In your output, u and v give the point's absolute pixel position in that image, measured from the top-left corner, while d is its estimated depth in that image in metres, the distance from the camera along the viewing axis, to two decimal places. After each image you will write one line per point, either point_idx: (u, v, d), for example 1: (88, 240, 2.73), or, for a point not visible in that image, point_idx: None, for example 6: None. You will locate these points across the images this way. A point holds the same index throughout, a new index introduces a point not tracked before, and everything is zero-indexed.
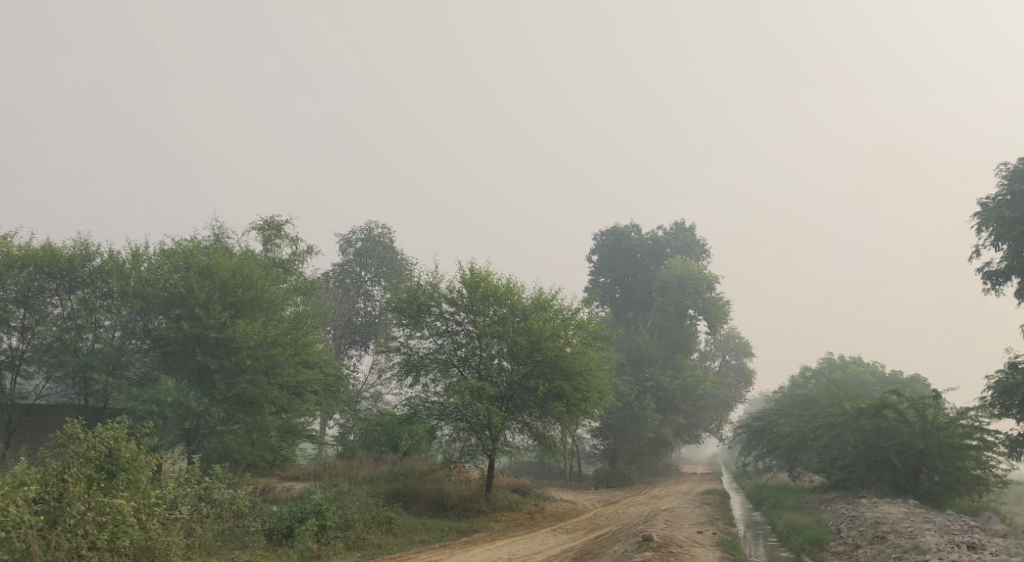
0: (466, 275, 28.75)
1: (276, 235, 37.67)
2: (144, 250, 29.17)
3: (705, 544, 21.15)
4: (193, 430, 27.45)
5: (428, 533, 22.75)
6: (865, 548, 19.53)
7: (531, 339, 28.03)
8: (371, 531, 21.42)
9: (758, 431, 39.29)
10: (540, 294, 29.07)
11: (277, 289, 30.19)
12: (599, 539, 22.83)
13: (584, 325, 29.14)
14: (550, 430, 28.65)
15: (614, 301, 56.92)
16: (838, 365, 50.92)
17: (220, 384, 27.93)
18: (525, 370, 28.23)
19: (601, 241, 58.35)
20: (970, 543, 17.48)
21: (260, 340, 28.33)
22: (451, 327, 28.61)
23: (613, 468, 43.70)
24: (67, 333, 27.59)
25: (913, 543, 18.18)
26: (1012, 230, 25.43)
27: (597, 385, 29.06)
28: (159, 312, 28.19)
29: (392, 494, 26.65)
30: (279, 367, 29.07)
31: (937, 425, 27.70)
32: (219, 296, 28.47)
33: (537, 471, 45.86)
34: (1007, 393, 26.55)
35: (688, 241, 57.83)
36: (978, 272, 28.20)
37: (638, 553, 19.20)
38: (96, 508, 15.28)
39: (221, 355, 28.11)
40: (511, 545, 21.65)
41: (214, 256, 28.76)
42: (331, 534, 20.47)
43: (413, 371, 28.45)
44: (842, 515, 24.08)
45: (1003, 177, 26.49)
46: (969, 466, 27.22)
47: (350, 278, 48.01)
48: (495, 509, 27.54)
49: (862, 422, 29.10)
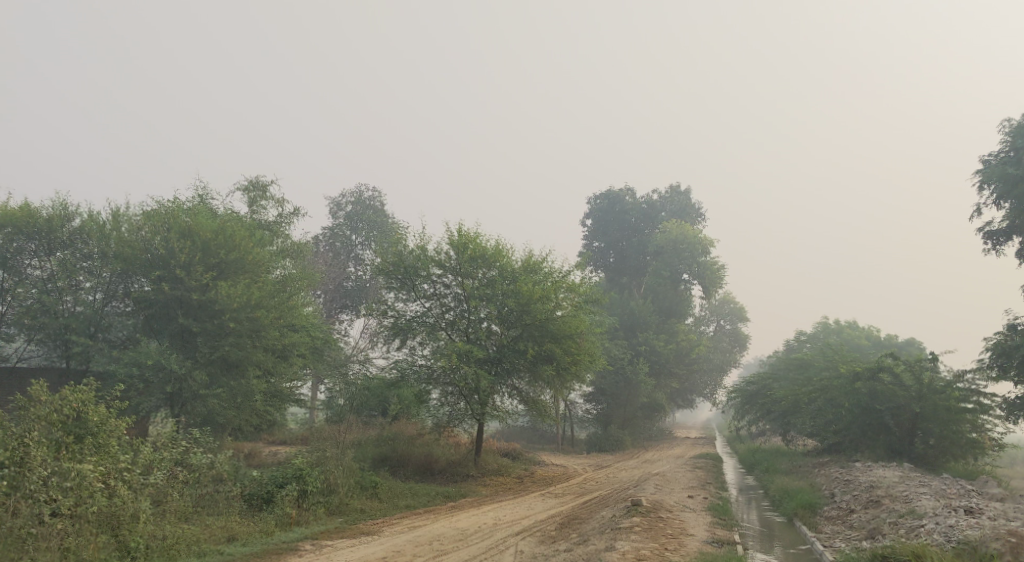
0: (454, 237, 27.99)
1: (262, 197, 36.84)
2: (125, 211, 28.35)
3: (696, 510, 20.62)
4: (177, 394, 26.84)
5: (415, 499, 22.26)
6: (860, 513, 19.07)
7: (521, 302, 27.41)
8: (355, 496, 21.00)
9: (752, 395, 38.91)
10: (530, 256, 28.35)
11: (262, 251, 29.45)
12: (588, 504, 22.36)
13: (576, 287, 28.54)
14: (540, 394, 28.22)
15: (609, 266, 56.29)
16: (832, 330, 50.56)
17: (204, 347, 27.22)
18: (514, 334, 27.68)
19: (595, 205, 57.53)
20: (968, 508, 16.98)
21: (244, 303, 27.60)
22: (439, 290, 27.94)
23: (606, 432, 43.35)
24: (46, 296, 26.90)
25: (909, 508, 17.69)
26: (1015, 188, 24.71)
27: (589, 348, 28.52)
28: (141, 275, 27.40)
29: (379, 460, 26.22)
30: (264, 330, 28.39)
31: (934, 388, 27.11)
32: (201, 258, 27.70)
33: (530, 435, 45.59)
34: (1005, 354, 26.07)
35: (682, 205, 57.00)
36: (978, 232, 27.52)
37: (627, 518, 18.66)
38: (60, 473, 14.84)
39: (204, 318, 27.48)
40: (499, 511, 21.15)
41: (195, 217, 27.95)
42: (312, 499, 19.97)
43: (400, 335, 27.85)
44: (836, 479, 23.68)
45: (1006, 133, 25.72)
46: (965, 429, 26.86)
47: (340, 243, 47.22)
48: (484, 474, 27.22)
49: (857, 386, 28.58)
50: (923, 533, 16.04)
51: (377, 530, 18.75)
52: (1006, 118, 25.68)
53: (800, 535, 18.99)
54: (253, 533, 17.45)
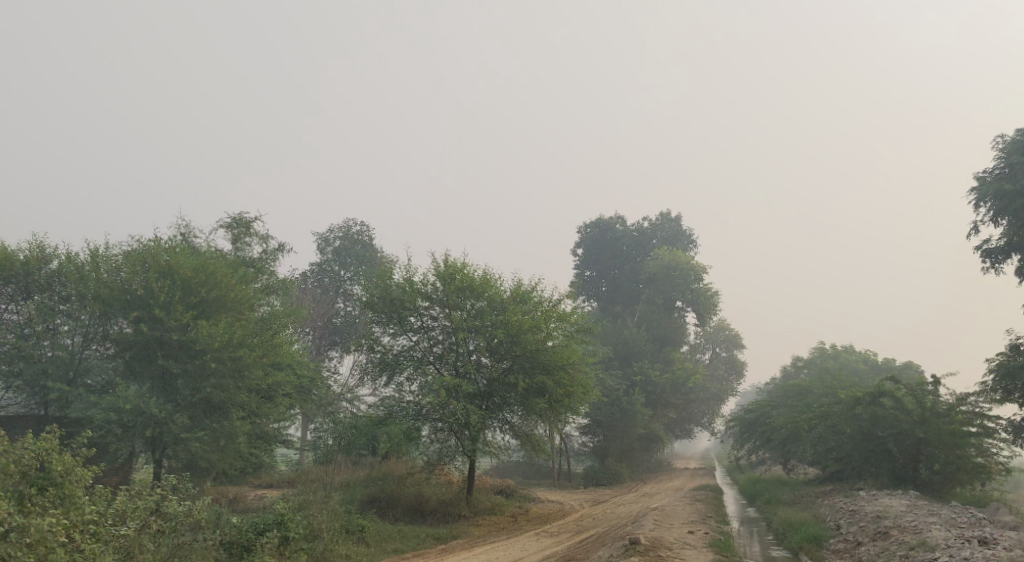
0: (441, 267, 27.37)
1: (246, 233, 36.20)
2: (105, 251, 27.29)
3: (697, 546, 19.78)
4: (158, 439, 26.01)
5: (404, 542, 21.36)
6: (868, 545, 18.23)
7: (510, 333, 26.71)
8: (341, 541, 20.08)
9: (751, 424, 38.04)
10: (519, 285, 27.70)
11: (245, 288, 28.78)
12: (584, 543, 21.47)
13: (567, 317, 27.86)
14: (533, 428, 27.44)
15: (601, 295, 55.72)
16: (830, 354, 49.89)
17: (185, 389, 26.36)
18: (505, 366, 26.95)
19: (586, 234, 57.09)
20: (982, 538, 16.15)
21: (226, 342, 26.79)
22: (427, 323, 27.20)
23: (603, 466, 42.40)
24: (23, 341, 26.03)
25: (919, 539, 16.84)
26: (1012, 204, 24.27)
27: (581, 380, 27.81)
28: (120, 316, 26.53)
29: (368, 501, 25.30)
30: (247, 370, 27.55)
31: (936, 412, 26.50)
32: (181, 297, 26.89)
33: (525, 471, 44.60)
34: (1009, 376, 25.39)
35: (675, 231, 56.57)
36: (977, 250, 27.02)
37: (624, 559, 17.76)
38: (17, 529, 14.07)
39: (185, 358, 26.55)
40: (491, 553, 20.26)
41: (176, 255, 27.18)
42: (294, 546, 19.17)
43: (387, 370, 26.89)
44: (840, 509, 22.84)
45: (1000, 149, 25.35)
46: (971, 454, 26.06)
47: (328, 278, 46.53)
48: (476, 513, 26.32)
49: (858, 411, 27.86)
50: None
51: None
52: (1000, 133, 25.34)
53: None
54: None
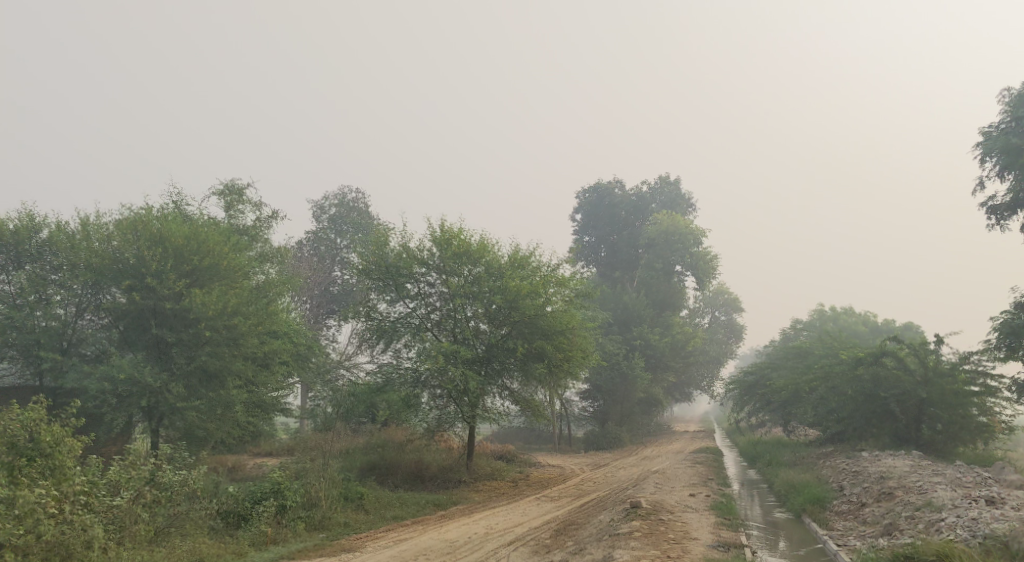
0: (437, 233, 26.91)
1: (239, 201, 35.67)
2: (96, 220, 26.81)
3: (698, 509, 19.57)
4: (154, 409, 25.79)
5: (403, 508, 21.15)
6: (872, 507, 18.01)
7: (508, 299, 26.32)
8: (339, 509, 19.84)
9: (751, 386, 37.86)
10: (517, 251, 27.26)
11: (239, 256, 28.36)
12: (585, 507, 21.31)
13: (566, 282, 27.49)
14: (532, 393, 27.24)
15: (600, 260, 55.31)
16: (829, 316, 49.73)
17: (179, 358, 26.06)
18: (503, 332, 26.61)
19: (585, 198, 56.50)
20: (989, 498, 15.89)
21: (220, 310, 26.41)
22: (424, 290, 26.76)
23: (603, 430, 42.35)
24: (15, 312, 25.42)
25: (925, 500, 16.62)
26: (1019, 158, 23.79)
27: (580, 344, 27.59)
28: (112, 285, 26.08)
29: (368, 468, 24.99)
30: (242, 339, 27.16)
31: (939, 371, 26.26)
32: (174, 265, 26.49)
33: (525, 436, 44.58)
34: (1013, 334, 25.08)
35: (674, 195, 56.03)
36: (982, 207, 26.59)
37: (625, 523, 17.48)
38: (5, 501, 14.02)
39: (179, 327, 26.23)
40: (491, 518, 20.05)
41: (167, 222, 26.70)
42: (292, 515, 18.87)
43: (385, 337, 26.72)
44: (843, 471, 22.66)
45: (1006, 103, 24.80)
46: (973, 413, 25.90)
47: (324, 247, 45.98)
48: (477, 479, 26.20)
49: (860, 372, 27.52)
50: (945, 528, 14.92)
51: (360, 546, 17.72)
52: (1007, 86, 24.79)
53: (811, 533, 17.89)
54: (223, 555, 16.45)
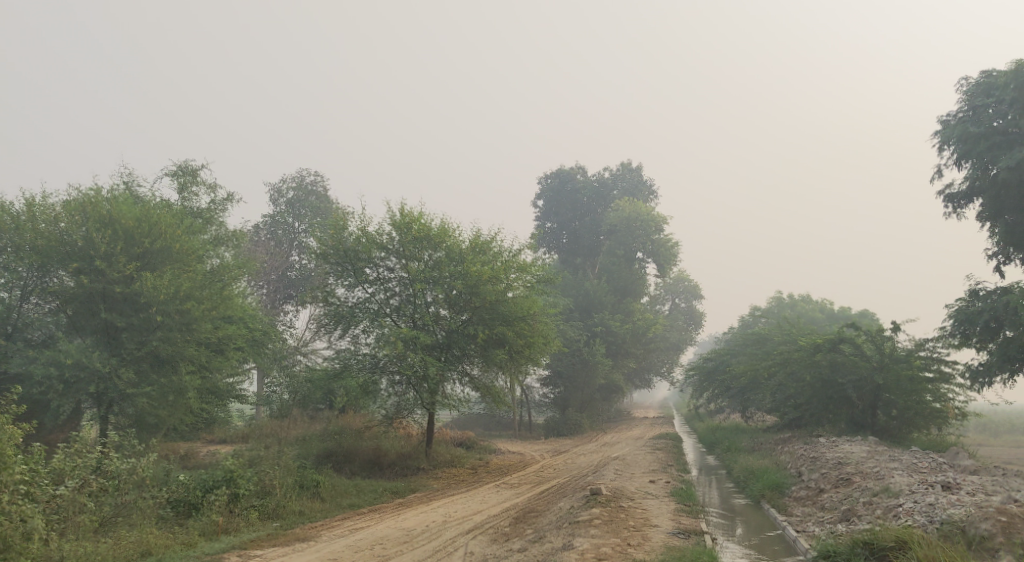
0: (396, 217, 26.43)
1: (192, 182, 34.75)
2: (41, 200, 25.84)
3: (658, 496, 19.48)
4: (103, 395, 25.05)
5: (361, 496, 20.78)
6: (830, 492, 18.07)
7: (469, 284, 26.02)
8: (294, 497, 19.36)
9: (710, 372, 38.06)
10: (478, 235, 26.92)
11: (192, 239, 27.61)
12: (545, 495, 21.15)
13: (527, 268, 27.30)
14: (493, 380, 26.95)
15: (561, 247, 55.17)
16: (787, 304, 50.24)
17: (129, 343, 25.34)
18: (464, 317, 26.30)
19: (547, 184, 56.23)
20: (945, 483, 16.03)
21: (172, 294, 25.68)
22: (383, 275, 26.29)
23: (564, 416, 42.31)
24: None
25: (883, 485, 16.71)
26: (976, 148, 24.05)
27: (541, 330, 27.42)
28: (58, 268, 25.13)
29: (324, 455, 24.52)
30: (195, 324, 26.47)
31: (895, 357, 26.47)
32: (123, 248, 25.68)
33: (485, 422, 44.36)
34: (968, 322, 25.24)
35: (635, 182, 56.06)
36: (939, 195, 26.86)
37: (585, 510, 17.30)
38: None
39: (129, 312, 25.47)
40: (450, 506, 19.76)
41: (117, 204, 25.89)
42: (244, 504, 18.39)
43: (342, 323, 26.08)
44: (801, 456, 22.79)
45: (963, 93, 25.08)
46: (927, 399, 26.24)
47: (281, 231, 45.04)
48: (436, 466, 25.91)
49: (817, 358, 27.77)
50: (903, 513, 15.00)
51: (314, 535, 17.34)
52: (965, 76, 25.08)
53: (770, 519, 17.92)
54: (171, 546, 15.95)
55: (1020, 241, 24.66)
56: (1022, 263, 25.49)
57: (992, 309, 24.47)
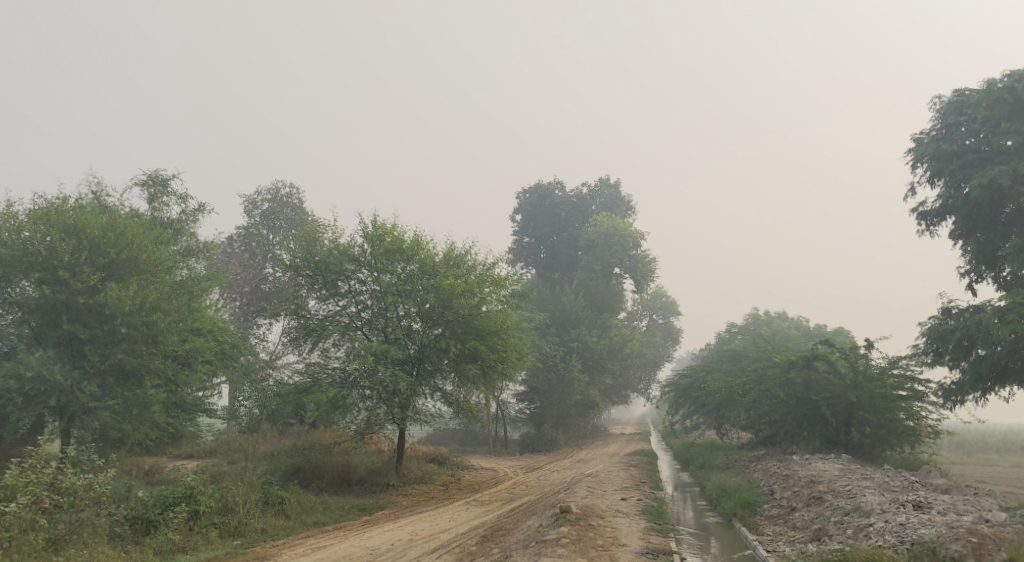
0: (369, 229, 26.08)
1: (163, 192, 34.19)
2: (5, 208, 25.25)
3: (629, 514, 19.19)
4: (66, 409, 24.43)
5: (327, 513, 20.30)
6: (802, 511, 17.87)
7: (442, 298, 25.68)
8: (258, 513, 18.90)
9: (686, 389, 37.90)
10: (451, 248, 26.65)
11: (161, 250, 27.09)
12: (515, 512, 20.80)
13: (502, 281, 27.01)
14: (466, 395, 26.57)
15: (539, 262, 54.97)
16: (763, 320, 50.28)
17: (93, 355, 24.67)
18: (437, 331, 25.97)
19: (525, 199, 56.10)
20: (916, 502, 15.87)
21: (138, 306, 25.10)
22: (355, 288, 25.90)
23: (539, 432, 41.95)
24: None
25: (854, 504, 16.52)
26: (949, 165, 24.12)
27: (515, 345, 27.14)
28: (21, 277, 24.52)
29: (292, 471, 24.03)
30: (162, 336, 25.90)
31: (868, 376, 26.42)
32: (88, 258, 25.08)
33: (460, 438, 43.89)
34: (940, 339, 25.39)
35: (613, 197, 56.01)
36: (912, 213, 26.90)
37: (554, 529, 16.98)
38: None
39: (93, 323, 24.77)
40: (417, 524, 19.35)
41: (84, 213, 25.34)
42: (204, 521, 17.94)
43: (311, 336, 25.61)
44: (774, 474, 22.61)
45: (936, 111, 25.21)
46: (901, 417, 26.16)
47: (256, 242, 44.52)
48: (406, 483, 25.47)
49: (791, 375, 27.78)
50: (873, 533, 14.80)
51: (275, 554, 16.89)
52: (937, 95, 25.22)
53: (741, 538, 17.67)
54: None
55: (992, 259, 24.76)
56: (994, 281, 25.56)
57: (964, 327, 24.44)
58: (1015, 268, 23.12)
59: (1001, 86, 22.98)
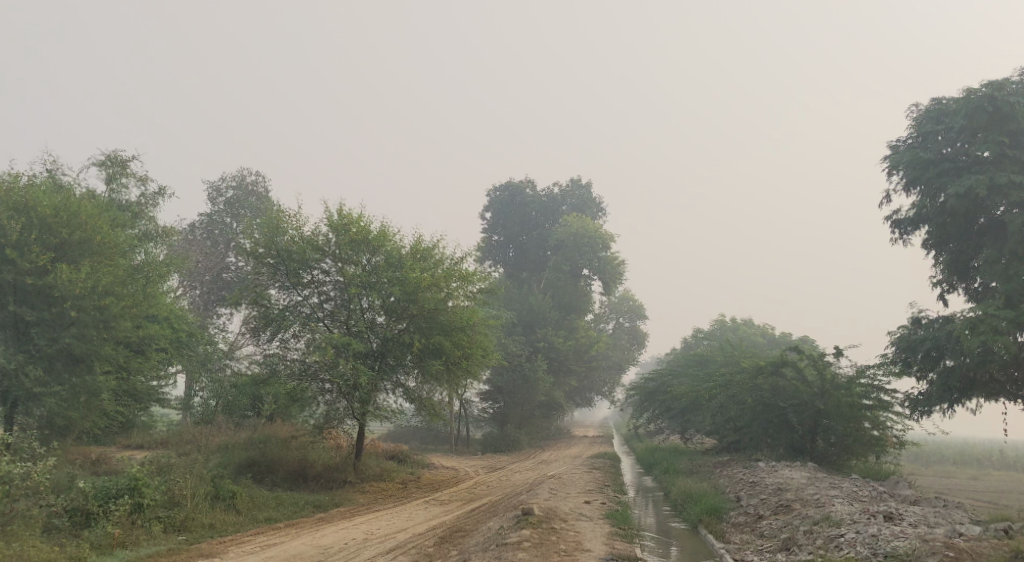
0: (334, 218, 25.26)
1: (122, 173, 32.90)
2: None
3: (593, 518, 18.61)
4: (9, 394, 23.29)
5: (280, 509, 19.50)
6: (770, 519, 17.47)
7: (407, 291, 24.99)
8: (206, 507, 18.06)
9: (651, 393, 37.51)
10: (419, 241, 25.98)
11: (116, 233, 26.00)
12: (475, 513, 20.17)
13: (469, 277, 26.38)
14: (429, 392, 25.88)
15: (508, 260, 54.35)
16: (730, 327, 50.16)
17: (40, 339, 23.36)
18: (401, 326, 25.23)
19: (496, 197, 55.44)
20: (886, 513, 15.54)
21: (90, 289, 23.99)
22: (318, 279, 25.08)
23: (502, 432, 41.36)
24: None
25: (823, 514, 16.14)
26: (926, 173, 23.94)
27: (480, 342, 26.50)
28: None
29: (246, 465, 23.16)
30: (114, 322, 24.78)
31: (836, 385, 26.09)
32: (39, 237, 23.97)
33: (422, 436, 43.14)
34: (909, 349, 25.18)
35: (584, 198, 55.62)
36: (886, 222, 26.71)
37: (515, 532, 16.36)
38: None
39: (41, 306, 23.57)
40: (373, 523, 18.64)
41: (37, 191, 24.27)
42: (149, 515, 17.06)
43: (271, 327, 24.59)
44: (740, 481, 22.23)
45: (913, 119, 25.06)
46: (866, 426, 25.96)
47: (218, 231, 43.47)
48: (364, 479, 24.76)
49: (760, 381, 27.47)
50: (845, 544, 14.41)
51: (222, 552, 16.07)
52: (914, 103, 25.11)
53: (707, 545, 17.16)
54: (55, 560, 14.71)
55: (964, 269, 24.64)
56: (964, 292, 25.45)
57: (933, 338, 24.37)
58: (985, 279, 23.08)
59: (980, 95, 22.89)
